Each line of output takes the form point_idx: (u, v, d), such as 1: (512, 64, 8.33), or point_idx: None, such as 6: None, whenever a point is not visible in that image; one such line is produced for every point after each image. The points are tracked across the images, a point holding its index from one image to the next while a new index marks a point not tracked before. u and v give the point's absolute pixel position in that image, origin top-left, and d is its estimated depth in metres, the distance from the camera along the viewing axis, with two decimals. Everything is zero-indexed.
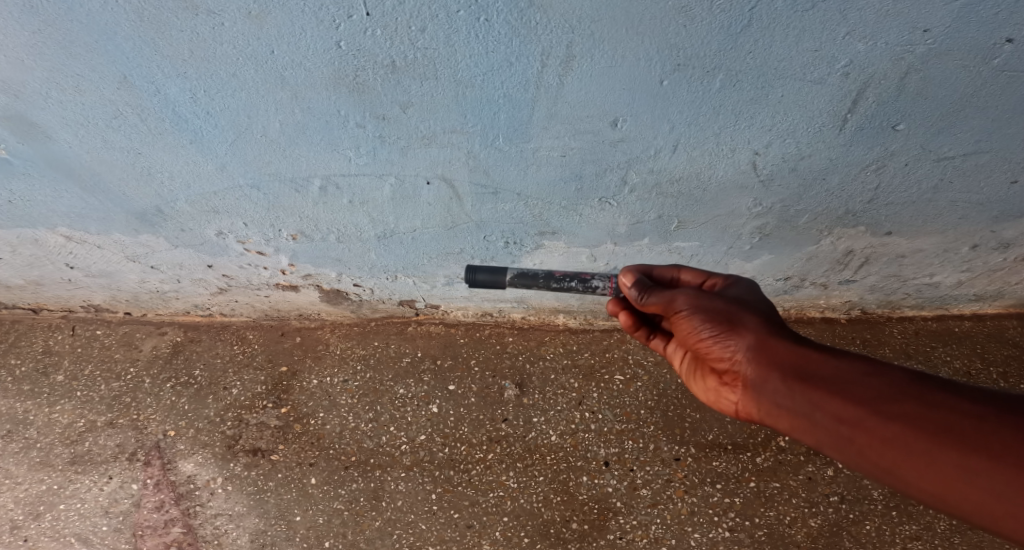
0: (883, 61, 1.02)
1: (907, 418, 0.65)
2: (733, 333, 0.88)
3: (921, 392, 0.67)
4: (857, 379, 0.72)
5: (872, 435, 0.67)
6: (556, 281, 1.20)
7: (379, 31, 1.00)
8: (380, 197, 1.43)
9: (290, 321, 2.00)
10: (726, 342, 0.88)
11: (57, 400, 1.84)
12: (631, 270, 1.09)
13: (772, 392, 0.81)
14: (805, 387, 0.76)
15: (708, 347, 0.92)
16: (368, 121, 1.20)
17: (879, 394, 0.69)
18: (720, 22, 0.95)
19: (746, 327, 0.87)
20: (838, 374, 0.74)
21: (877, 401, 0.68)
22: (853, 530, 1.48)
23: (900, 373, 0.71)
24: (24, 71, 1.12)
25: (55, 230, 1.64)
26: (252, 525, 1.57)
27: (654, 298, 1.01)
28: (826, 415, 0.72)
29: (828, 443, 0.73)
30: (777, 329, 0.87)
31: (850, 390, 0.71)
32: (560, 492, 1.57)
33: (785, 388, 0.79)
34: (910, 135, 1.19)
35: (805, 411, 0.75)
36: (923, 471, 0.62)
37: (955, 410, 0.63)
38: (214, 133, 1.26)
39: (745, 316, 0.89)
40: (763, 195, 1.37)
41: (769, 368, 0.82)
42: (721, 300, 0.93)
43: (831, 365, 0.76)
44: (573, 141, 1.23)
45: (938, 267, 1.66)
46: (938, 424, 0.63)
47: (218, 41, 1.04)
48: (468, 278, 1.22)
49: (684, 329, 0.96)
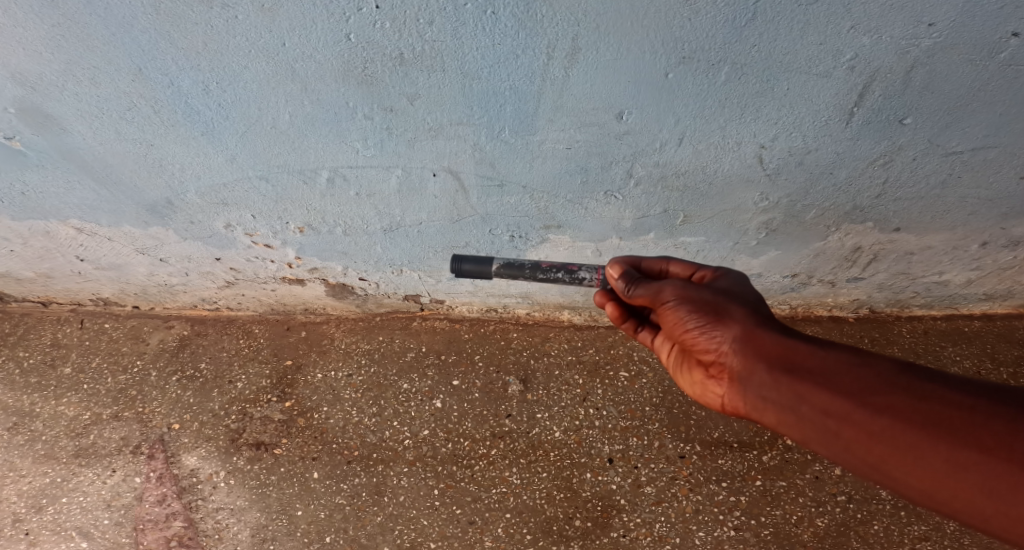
0: (888, 55, 1.02)
1: (895, 412, 0.64)
2: (719, 324, 0.87)
3: (908, 383, 0.66)
4: (844, 371, 0.71)
5: (859, 429, 0.66)
6: (542, 271, 1.20)
7: (388, 24, 1.01)
8: (386, 190, 1.44)
9: (295, 316, 2.01)
10: (712, 333, 0.87)
11: (64, 392, 1.85)
12: (619, 262, 1.08)
13: (758, 385, 0.80)
14: (791, 379, 0.75)
15: (694, 339, 0.91)
16: (376, 112, 1.21)
17: (866, 386, 0.68)
18: (724, 15, 0.96)
19: (733, 318, 0.86)
20: (825, 365, 0.73)
21: (863, 394, 0.67)
22: (860, 530, 1.46)
23: (887, 364, 0.70)
24: (41, 63, 1.14)
25: (66, 222, 1.66)
26: (253, 519, 1.57)
27: (641, 290, 1.01)
28: (812, 409, 0.72)
29: (814, 438, 0.72)
30: (764, 321, 0.86)
31: (837, 382, 0.70)
32: (563, 489, 1.56)
33: (771, 380, 0.78)
34: (917, 129, 1.19)
35: (790, 404, 0.75)
36: (911, 466, 0.62)
37: (942, 401, 0.62)
38: (225, 125, 1.28)
39: (731, 307, 0.88)
40: (769, 189, 1.36)
41: (754, 360, 0.81)
42: (709, 291, 0.92)
43: (817, 357, 0.75)
44: (578, 134, 1.23)
45: (947, 265, 1.64)
46: (926, 416, 0.62)
47: (231, 33, 1.05)
48: (454, 267, 1.22)
49: (670, 321, 0.95)
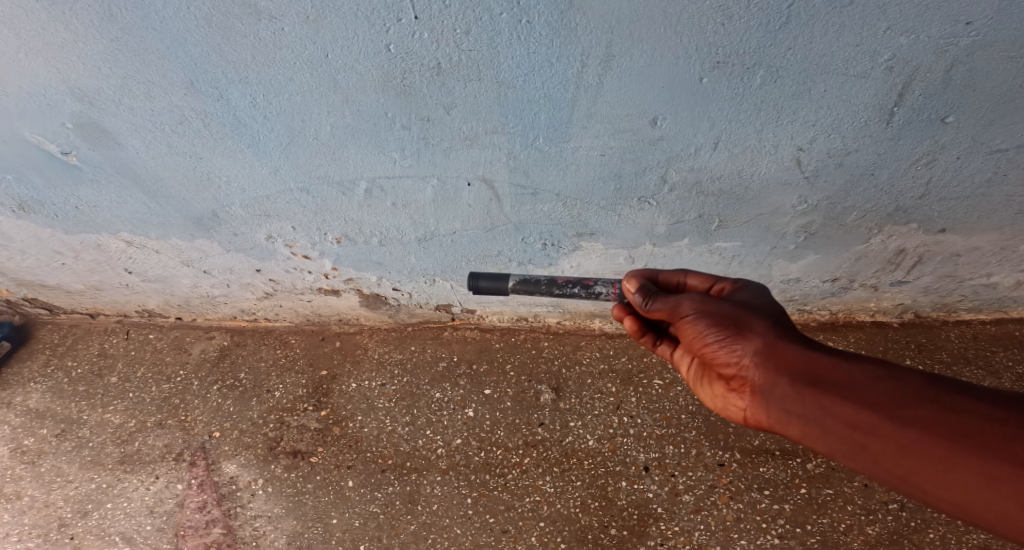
0: (926, 55, 1.01)
1: (925, 424, 0.64)
2: (739, 338, 0.85)
3: (933, 396, 0.66)
4: (870, 384, 0.71)
5: (886, 442, 0.66)
6: (557, 287, 1.20)
7: (426, 34, 1.05)
8: (421, 199, 1.47)
9: (330, 326, 2.06)
10: (732, 347, 0.86)
11: (110, 400, 1.92)
12: (636, 276, 1.08)
13: (781, 398, 0.79)
14: (815, 392, 0.74)
15: (714, 353, 0.90)
16: (413, 122, 1.25)
17: (894, 399, 0.68)
18: (757, 19, 0.96)
19: (754, 331, 0.85)
20: (850, 378, 0.73)
21: (890, 407, 0.67)
22: (915, 539, 1.39)
23: (913, 377, 0.70)
24: (100, 79, 1.22)
25: (117, 236, 1.75)
26: (289, 527, 1.58)
27: (659, 304, 0.99)
28: (837, 421, 0.71)
29: (840, 450, 0.72)
30: (786, 333, 0.84)
31: (863, 396, 0.70)
32: (598, 497, 1.54)
33: (795, 393, 0.77)
34: (960, 127, 1.16)
35: (816, 417, 0.74)
36: (943, 479, 0.61)
37: (967, 413, 0.63)
38: (269, 137, 1.33)
39: (752, 320, 0.87)
40: (809, 192, 1.35)
41: (776, 373, 0.80)
42: (728, 304, 0.91)
43: (841, 370, 0.75)
44: (612, 140, 1.25)
45: (996, 267, 1.58)
46: (957, 428, 0.62)
47: (278, 46, 1.11)
48: (472, 285, 1.24)
49: (688, 335, 0.94)
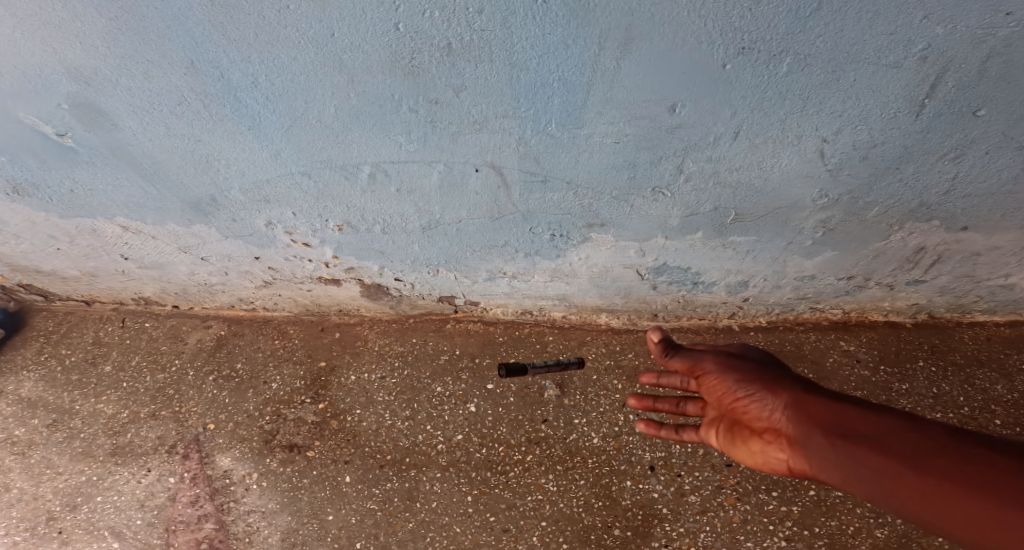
0: (962, 45, 0.96)
1: (946, 472, 0.57)
2: (768, 394, 0.82)
3: (966, 449, 0.59)
4: (895, 435, 0.65)
5: (907, 491, 0.59)
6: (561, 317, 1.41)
7: (437, 13, 1.00)
8: (426, 185, 1.43)
9: (330, 317, 2.01)
10: (760, 403, 0.83)
11: (103, 390, 1.88)
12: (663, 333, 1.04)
13: (807, 453, 0.73)
14: (839, 443, 0.69)
15: (741, 410, 0.86)
16: (421, 105, 1.20)
17: (918, 448, 0.61)
18: (787, 5, 0.91)
19: (782, 389, 0.82)
20: (876, 431, 0.67)
21: (913, 456, 0.61)
22: (924, 543, 1.35)
23: (943, 432, 0.63)
24: (98, 58, 1.17)
25: (113, 220, 1.70)
26: (284, 523, 1.54)
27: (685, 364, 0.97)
28: (859, 471, 0.65)
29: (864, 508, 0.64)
30: (818, 393, 0.80)
31: (886, 445, 0.64)
32: (602, 497, 1.50)
33: (818, 444, 0.71)
34: (992, 121, 1.11)
35: (839, 468, 0.67)
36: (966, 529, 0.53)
37: (1003, 464, 0.55)
38: (271, 119, 1.29)
39: (782, 380, 0.84)
40: (830, 185, 1.30)
41: (801, 426, 0.75)
42: (757, 366, 0.89)
43: (869, 422, 0.69)
44: (628, 127, 1.20)
45: (1016, 267, 1.54)
46: (978, 477, 0.55)
47: (282, 24, 1.06)
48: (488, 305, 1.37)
49: (717, 392, 0.91)
